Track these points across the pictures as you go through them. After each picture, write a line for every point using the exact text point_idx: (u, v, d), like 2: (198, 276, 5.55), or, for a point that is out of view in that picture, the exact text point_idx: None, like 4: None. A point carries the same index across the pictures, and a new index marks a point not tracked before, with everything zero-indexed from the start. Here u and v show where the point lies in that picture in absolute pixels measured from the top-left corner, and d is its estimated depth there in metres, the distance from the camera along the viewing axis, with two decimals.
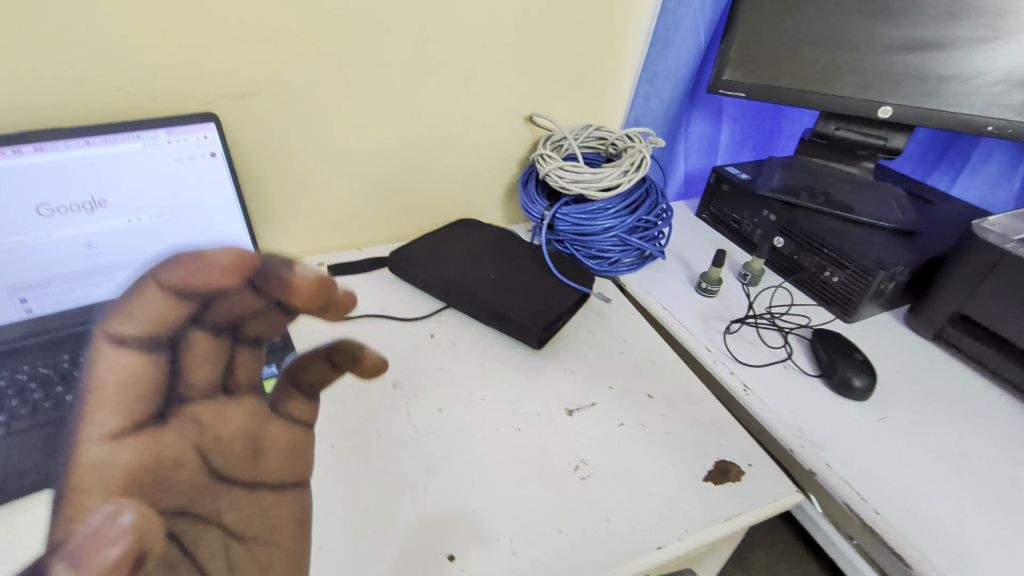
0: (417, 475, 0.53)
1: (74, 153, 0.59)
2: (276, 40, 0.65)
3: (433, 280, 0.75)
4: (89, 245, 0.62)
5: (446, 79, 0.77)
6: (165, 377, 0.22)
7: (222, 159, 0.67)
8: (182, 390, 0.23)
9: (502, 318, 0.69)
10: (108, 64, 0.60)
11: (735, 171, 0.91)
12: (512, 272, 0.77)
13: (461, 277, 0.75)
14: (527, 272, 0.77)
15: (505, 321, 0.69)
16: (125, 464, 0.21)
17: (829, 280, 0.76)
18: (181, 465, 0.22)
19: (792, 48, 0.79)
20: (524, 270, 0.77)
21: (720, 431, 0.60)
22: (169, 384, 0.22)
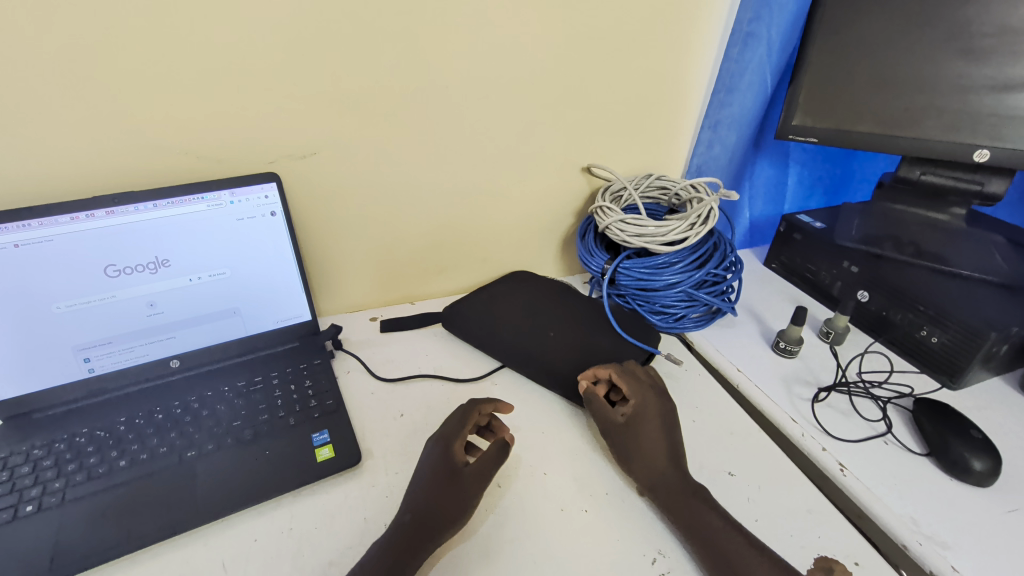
0: (477, 563, 0.48)
1: (142, 214, 0.60)
2: (337, 102, 0.66)
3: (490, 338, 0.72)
4: (151, 304, 0.63)
5: (502, 133, 0.76)
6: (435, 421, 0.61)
7: (282, 218, 0.67)
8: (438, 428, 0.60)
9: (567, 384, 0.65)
10: (177, 129, 0.61)
11: (808, 219, 0.85)
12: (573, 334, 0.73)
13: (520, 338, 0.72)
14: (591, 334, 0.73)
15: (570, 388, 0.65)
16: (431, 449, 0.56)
17: (926, 339, 0.69)
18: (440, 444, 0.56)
19: (871, 90, 0.74)
20: (587, 329, 0.74)
21: (816, 520, 0.52)
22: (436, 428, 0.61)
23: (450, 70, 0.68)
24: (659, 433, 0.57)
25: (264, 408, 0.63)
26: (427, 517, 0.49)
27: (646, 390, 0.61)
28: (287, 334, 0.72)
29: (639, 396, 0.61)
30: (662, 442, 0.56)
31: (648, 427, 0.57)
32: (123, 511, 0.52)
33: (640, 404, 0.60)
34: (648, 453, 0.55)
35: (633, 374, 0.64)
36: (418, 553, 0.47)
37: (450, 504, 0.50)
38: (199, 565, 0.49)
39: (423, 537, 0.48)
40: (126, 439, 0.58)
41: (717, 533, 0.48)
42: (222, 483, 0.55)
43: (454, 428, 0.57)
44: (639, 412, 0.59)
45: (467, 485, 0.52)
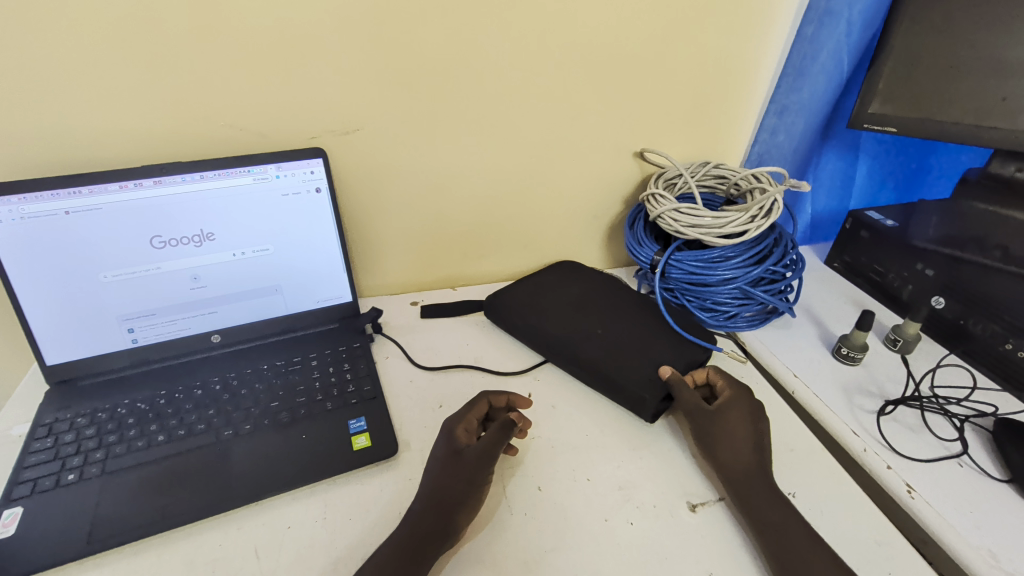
0: (515, 570, 0.47)
1: (189, 185, 0.59)
2: (382, 76, 0.63)
3: (534, 331, 0.70)
4: (195, 277, 0.62)
5: (551, 113, 0.72)
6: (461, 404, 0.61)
7: (326, 195, 0.65)
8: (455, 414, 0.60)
9: (613, 383, 0.62)
10: (223, 100, 0.60)
11: (878, 216, 0.79)
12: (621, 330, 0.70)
13: (563, 331, 0.69)
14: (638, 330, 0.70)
15: (616, 387, 0.61)
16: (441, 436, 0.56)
17: (1011, 353, 0.62)
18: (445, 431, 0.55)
19: (962, 76, 0.66)
20: (635, 326, 0.70)
21: (886, 553, 0.48)
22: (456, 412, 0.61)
23: (500, 45, 0.65)
24: (747, 429, 0.56)
25: (302, 390, 0.62)
26: (433, 505, 0.49)
27: (736, 386, 0.60)
28: (327, 313, 0.71)
29: (735, 391, 0.60)
30: (750, 436, 0.55)
31: (737, 423, 0.56)
32: (161, 486, 0.52)
33: (730, 398, 0.59)
34: (735, 446, 0.54)
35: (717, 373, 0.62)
36: (428, 542, 0.46)
37: (456, 487, 0.50)
38: (234, 548, 0.49)
39: (432, 525, 0.48)
40: (166, 413, 0.59)
41: (786, 530, 0.47)
42: (258, 465, 0.55)
43: (457, 414, 0.57)
44: (727, 407, 0.58)
45: (468, 469, 0.51)
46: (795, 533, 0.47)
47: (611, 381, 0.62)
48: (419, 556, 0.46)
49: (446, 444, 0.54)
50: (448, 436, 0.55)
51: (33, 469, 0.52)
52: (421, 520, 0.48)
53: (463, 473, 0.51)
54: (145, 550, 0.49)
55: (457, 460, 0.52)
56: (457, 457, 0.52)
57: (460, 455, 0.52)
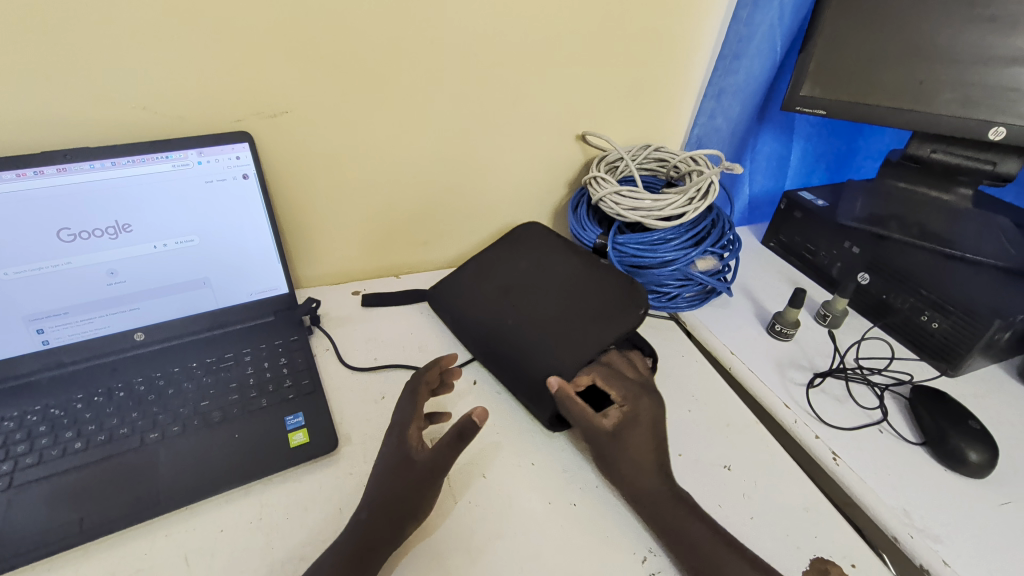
0: (459, 559, 0.47)
1: (99, 173, 0.54)
2: (311, 55, 0.60)
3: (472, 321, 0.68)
4: (111, 272, 0.58)
5: (492, 95, 0.70)
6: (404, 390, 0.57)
7: (254, 182, 0.62)
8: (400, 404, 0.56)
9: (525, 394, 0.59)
10: (133, 80, 0.56)
11: (810, 197, 0.81)
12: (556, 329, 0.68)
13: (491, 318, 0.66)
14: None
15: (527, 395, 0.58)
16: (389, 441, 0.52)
17: (927, 325, 0.66)
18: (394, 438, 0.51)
19: (887, 61, 0.68)
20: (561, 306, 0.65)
21: (812, 519, 0.51)
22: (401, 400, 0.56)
23: (435, 25, 0.62)
24: (649, 443, 0.52)
25: (234, 387, 0.60)
26: (383, 509, 0.47)
27: (636, 391, 0.56)
28: (262, 306, 0.68)
29: (633, 398, 0.55)
30: (652, 452, 0.52)
31: (639, 436, 0.52)
32: (79, 496, 0.49)
33: (628, 407, 0.54)
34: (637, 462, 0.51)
35: (614, 377, 0.57)
36: (377, 546, 0.45)
37: (406, 496, 0.47)
38: (161, 557, 0.47)
39: (382, 527, 0.46)
40: (83, 418, 0.55)
41: (702, 545, 0.46)
42: (186, 469, 0.52)
43: (406, 415, 0.53)
44: (626, 417, 0.54)
45: (419, 478, 0.48)
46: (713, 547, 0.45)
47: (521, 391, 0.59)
48: (368, 558, 0.45)
49: (397, 455, 0.50)
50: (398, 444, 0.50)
51: None
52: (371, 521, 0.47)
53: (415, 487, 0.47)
54: (64, 566, 0.46)
55: (408, 472, 0.48)
56: (409, 470, 0.48)
57: (410, 466, 0.49)
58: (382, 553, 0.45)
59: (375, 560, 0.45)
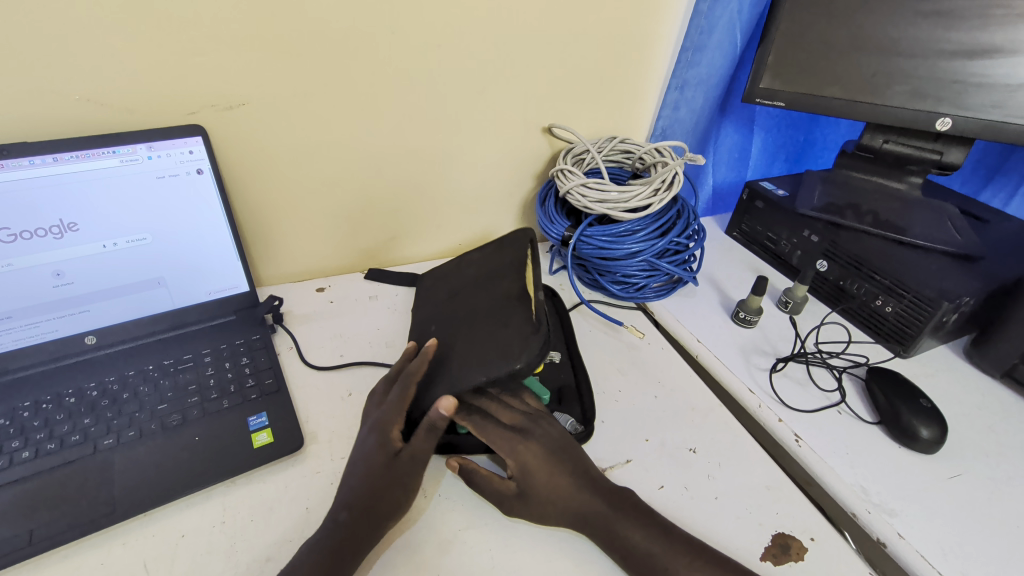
0: (429, 553, 0.47)
1: (40, 169, 0.51)
2: (267, 45, 0.58)
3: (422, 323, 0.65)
4: (58, 274, 0.55)
5: (456, 87, 0.69)
6: (383, 383, 0.57)
7: (210, 177, 0.60)
8: (378, 396, 0.56)
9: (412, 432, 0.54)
10: (76, 70, 0.53)
11: (771, 186, 0.84)
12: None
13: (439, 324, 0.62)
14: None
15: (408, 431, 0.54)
16: (368, 437, 0.52)
17: (881, 309, 0.69)
18: (376, 436, 0.52)
19: (842, 54, 0.70)
20: (486, 309, 0.58)
21: (774, 496, 0.52)
22: (381, 391, 0.56)
23: (396, 13, 0.61)
24: (555, 477, 0.49)
25: (194, 389, 0.58)
26: (367, 512, 0.47)
27: (510, 441, 0.51)
28: (222, 305, 0.66)
29: (512, 450, 0.51)
30: (564, 486, 0.49)
31: (542, 478, 0.49)
32: (28, 508, 0.47)
33: (516, 459, 0.50)
34: (555, 509, 0.48)
35: (486, 432, 0.52)
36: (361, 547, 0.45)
37: (387, 502, 0.48)
38: (118, 567, 0.45)
39: (365, 529, 0.46)
40: (31, 426, 0.52)
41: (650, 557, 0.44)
42: (144, 475, 0.50)
43: (389, 410, 0.53)
44: (522, 470, 0.50)
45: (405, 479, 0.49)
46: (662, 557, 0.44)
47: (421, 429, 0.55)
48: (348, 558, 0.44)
49: (378, 452, 0.50)
50: (381, 444, 0.51)
51: None
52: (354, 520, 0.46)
53: (394, 486, 0.49)
54: None
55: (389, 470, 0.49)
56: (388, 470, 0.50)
57: (392, 462, 0.50)
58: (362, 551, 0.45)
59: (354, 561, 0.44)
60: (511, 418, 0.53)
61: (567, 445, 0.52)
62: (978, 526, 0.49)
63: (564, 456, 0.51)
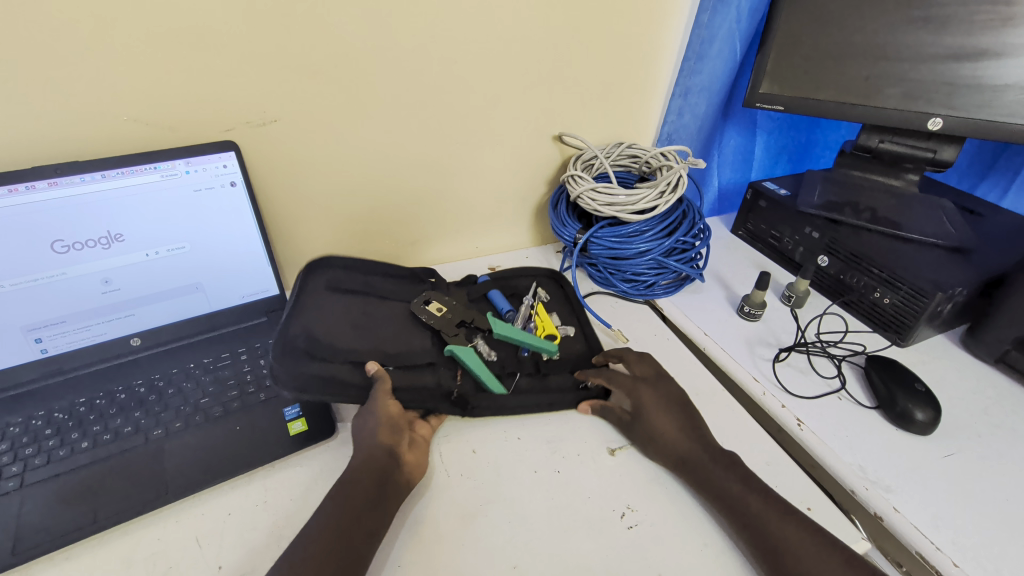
0: (452, 525, 0.51)
1: (90, 185, 0.56)
2: (295, 66, 0.62)
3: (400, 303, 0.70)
4: (106, 281, 0.60)
5: (471, 99, 0.73)
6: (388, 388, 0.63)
7: (242, 189, 0.64)
8: None
9: (454, 400, 0.59)
10: (123, 94, 0.57)
11: (773, 186, 0.87)
12: (536, 326, 0.70)
13: (411, 347, 0.64)
14: (547, 330, 0.69)
15: (448, 403, 0.58)
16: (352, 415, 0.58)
17: (879, 301, 0.72)
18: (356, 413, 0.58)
19: (837, 59, 0.74)
20: (330, 321, 0.62)
21: (773, 471, 0.56)
22: None
23: (415, 31, 0.65)
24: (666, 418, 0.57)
25: (232, 384, 0.62)
26: (380, 458, 0.51)
27: (631, 383, 0.61)
28: (254, 308, 0.70)
29: (632, 390, 0.60)
30: (674, 424, 0.57)
31: (655, 416, 0.58)
32: (89, 491, 0.51)
33: (634, 397, 0.60)
34: (665, 437, 0.56)
35: (615, 375, 0.62)
36: (392, 477, 0.51)
37: (387, 438, 0.53)
38: (172, 542, 0.49)
39: (382, 464, 0.51)
40: (87, 420, 0.57)
41: (740, 500, 0.50)
42: (192, 462, 0.55)
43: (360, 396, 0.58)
44: (637, 405, 0.59)
45: (397, 417, 0.55)
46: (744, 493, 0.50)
47: (457, 400, 0.59)
48: (370, 504, 0.48)
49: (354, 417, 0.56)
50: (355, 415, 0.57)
51: None
52: (372, 460, 0.51)
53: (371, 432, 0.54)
54: (77, 556, 0.48)
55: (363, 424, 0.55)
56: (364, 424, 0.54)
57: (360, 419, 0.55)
58: (378, 492, 0.49)
59: (374, 502, 0.48)
60: (642, 370, 0.63)
61: (683, 404, 0.59)
62: (969, 500, 0.52)
63: (686, 405, 0.59)
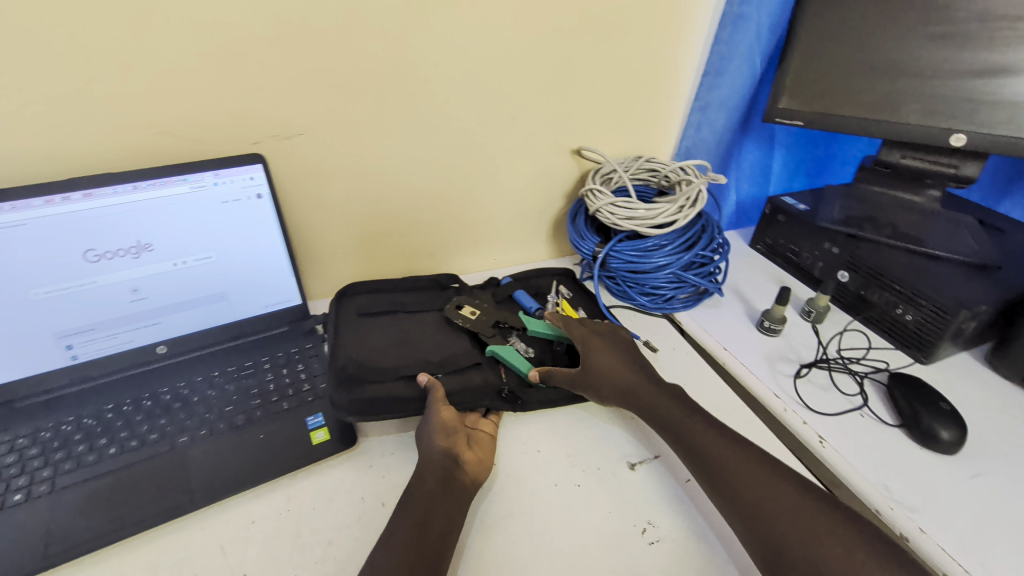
0: (472, 537, 0.51)
1: (121, 197, 0.58)
2: (322, 81, 0.64)
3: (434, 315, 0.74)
4: (134, 290, 0.61)
5: (492, 113, 0.74)
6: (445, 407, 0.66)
7: (268, 201, 0.65)
8: None
9: (505, 397, 0.63)
10: (156, 108, 0.59)
11: (793, 201, 0.87)
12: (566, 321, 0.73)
13: (455, 351, 0.68)
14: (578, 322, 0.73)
15: (500, 400, 0.63)
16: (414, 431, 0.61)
17: (901, 317, 0.71)
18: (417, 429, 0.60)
19: (857, 75, 0.74)
20: (372, 345, 0.68)
21: None
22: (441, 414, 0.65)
23: (438, 48, 0.66)
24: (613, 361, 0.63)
25: (256, 392, 0.63)
26: (444, 464, 0.53)
27: (584, 333, 0.67)
28: (277, 317, 0.72)
29: (587, 340, 0.66)
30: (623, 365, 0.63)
31: (602, 359, 0.63)
32: (116, 496, 0.52)
33: (586, 344, 0.65)
34: (610, 373, 0.62)
35: (572, 326, 0.68)
36: (455, 476, 0.53)
37: (447, 443, 0.55)
38: (198, 548, 0.50)
39: (443, 466, 0.53)
40: (115, 426, 0.58)
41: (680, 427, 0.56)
42: (216, 470, 0.55)
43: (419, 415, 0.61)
44: (588, 351, 0.64)
45: (451, 422, 0.58)
46: (682, 418, 0.56)
47: (509, 396, 0.63)
48: (447, 505, 0.50)
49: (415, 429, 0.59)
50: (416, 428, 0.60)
51: None
52: (434, 464, 0.53)
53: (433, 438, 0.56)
54: (104, 560, 0.49)
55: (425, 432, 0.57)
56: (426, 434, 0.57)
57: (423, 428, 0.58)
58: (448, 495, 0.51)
59: (447, 503, 0.50)
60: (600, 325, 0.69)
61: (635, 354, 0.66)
62: (997, 522, 0.51)
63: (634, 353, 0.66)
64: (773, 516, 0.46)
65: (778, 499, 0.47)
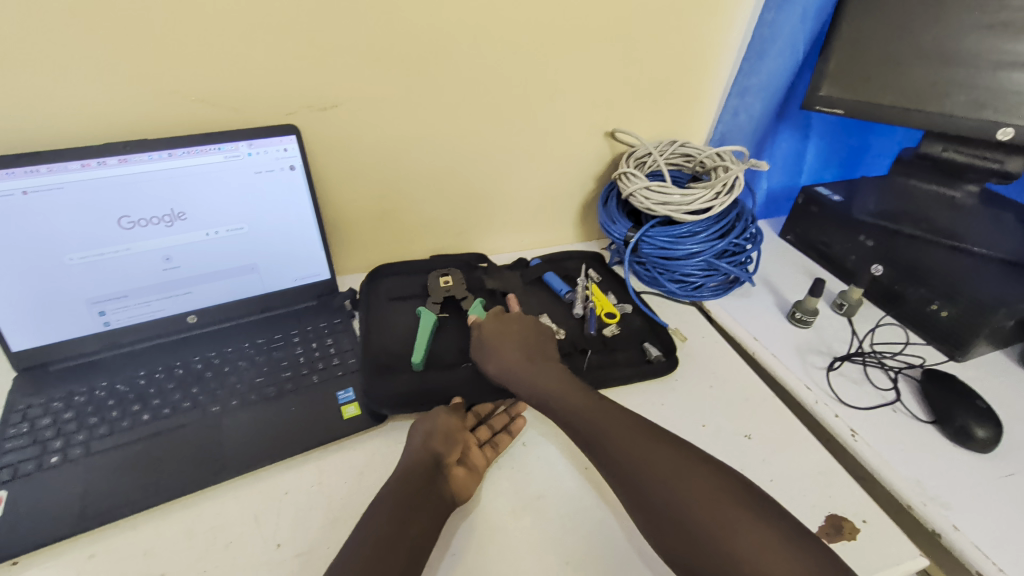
0: (503, 517, 0.51)
1: (157, 163, 0.57)
2: (359, 52, 0.63)
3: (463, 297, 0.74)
4: (167, 258, 0.61)
5: (527, 91, 0.73)
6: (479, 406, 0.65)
7: (300, 172, 0.65)
8: None
9: None
10: (192, 74, 0.58)
11: (827, 191, 0.85)
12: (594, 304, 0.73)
13: None
14: (607, 308, 0.72)
15: None
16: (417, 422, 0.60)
17: (936, 313, 0.70)
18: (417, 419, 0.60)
19: (903, 63, 0.72)
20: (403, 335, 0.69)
21: (827, 480, 0.56)
22: None
23: (477, 20, 0.65)
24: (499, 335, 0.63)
25: (286, 365, 0.63)
26: (425, 474, 0.51)
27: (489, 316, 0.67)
28: (306, 291, 0.71)
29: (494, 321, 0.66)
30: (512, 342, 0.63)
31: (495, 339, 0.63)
32: (150, 463, 0.53)
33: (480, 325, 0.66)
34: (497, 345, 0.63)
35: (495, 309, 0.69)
36: (436, 486, 0.50)
37: (439, 451, 0.53)
38: (231, 516, 0.51)
39: (426, 471, 0.51)
40: (148, 393, 0.59)
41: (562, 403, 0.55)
42: (246, 440, 0.56)
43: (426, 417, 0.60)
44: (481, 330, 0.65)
45: (455, 431, 0.56)
46: (591, 416, 0.52)
47: None
48: (413, 521, 0.46)
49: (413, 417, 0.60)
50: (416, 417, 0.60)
51: (9, 454, 0.52)
52: (418, 470, 0.51)
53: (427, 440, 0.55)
54: (141, 524, 0.50)
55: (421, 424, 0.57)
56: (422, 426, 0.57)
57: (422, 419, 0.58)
58: (419, 509, 0.48)
59: (414, 521, 0.46)
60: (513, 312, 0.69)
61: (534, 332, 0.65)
62: None
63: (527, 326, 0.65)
64: (680, 494, 0.44)
65: (684, 479, 0.44)
